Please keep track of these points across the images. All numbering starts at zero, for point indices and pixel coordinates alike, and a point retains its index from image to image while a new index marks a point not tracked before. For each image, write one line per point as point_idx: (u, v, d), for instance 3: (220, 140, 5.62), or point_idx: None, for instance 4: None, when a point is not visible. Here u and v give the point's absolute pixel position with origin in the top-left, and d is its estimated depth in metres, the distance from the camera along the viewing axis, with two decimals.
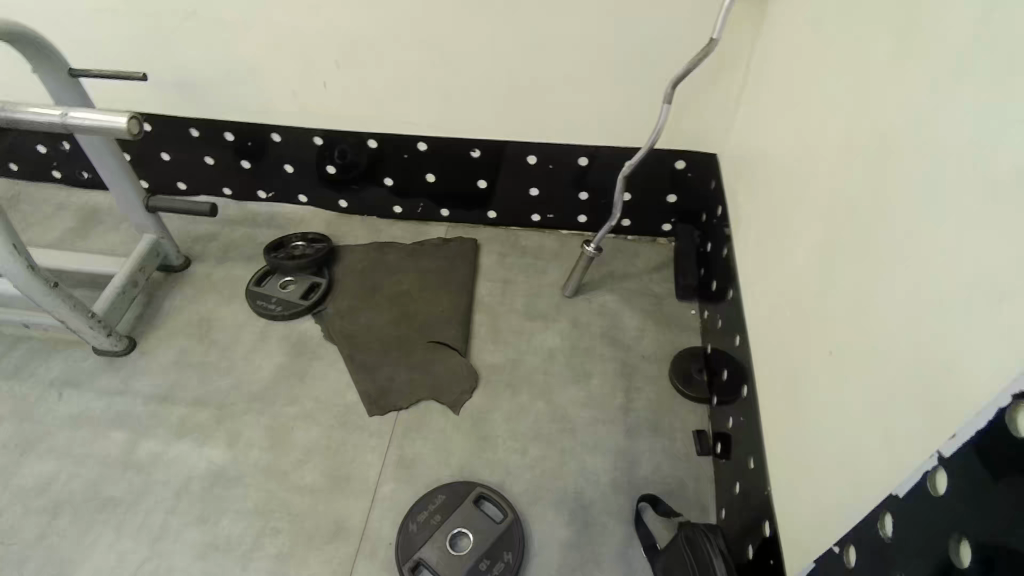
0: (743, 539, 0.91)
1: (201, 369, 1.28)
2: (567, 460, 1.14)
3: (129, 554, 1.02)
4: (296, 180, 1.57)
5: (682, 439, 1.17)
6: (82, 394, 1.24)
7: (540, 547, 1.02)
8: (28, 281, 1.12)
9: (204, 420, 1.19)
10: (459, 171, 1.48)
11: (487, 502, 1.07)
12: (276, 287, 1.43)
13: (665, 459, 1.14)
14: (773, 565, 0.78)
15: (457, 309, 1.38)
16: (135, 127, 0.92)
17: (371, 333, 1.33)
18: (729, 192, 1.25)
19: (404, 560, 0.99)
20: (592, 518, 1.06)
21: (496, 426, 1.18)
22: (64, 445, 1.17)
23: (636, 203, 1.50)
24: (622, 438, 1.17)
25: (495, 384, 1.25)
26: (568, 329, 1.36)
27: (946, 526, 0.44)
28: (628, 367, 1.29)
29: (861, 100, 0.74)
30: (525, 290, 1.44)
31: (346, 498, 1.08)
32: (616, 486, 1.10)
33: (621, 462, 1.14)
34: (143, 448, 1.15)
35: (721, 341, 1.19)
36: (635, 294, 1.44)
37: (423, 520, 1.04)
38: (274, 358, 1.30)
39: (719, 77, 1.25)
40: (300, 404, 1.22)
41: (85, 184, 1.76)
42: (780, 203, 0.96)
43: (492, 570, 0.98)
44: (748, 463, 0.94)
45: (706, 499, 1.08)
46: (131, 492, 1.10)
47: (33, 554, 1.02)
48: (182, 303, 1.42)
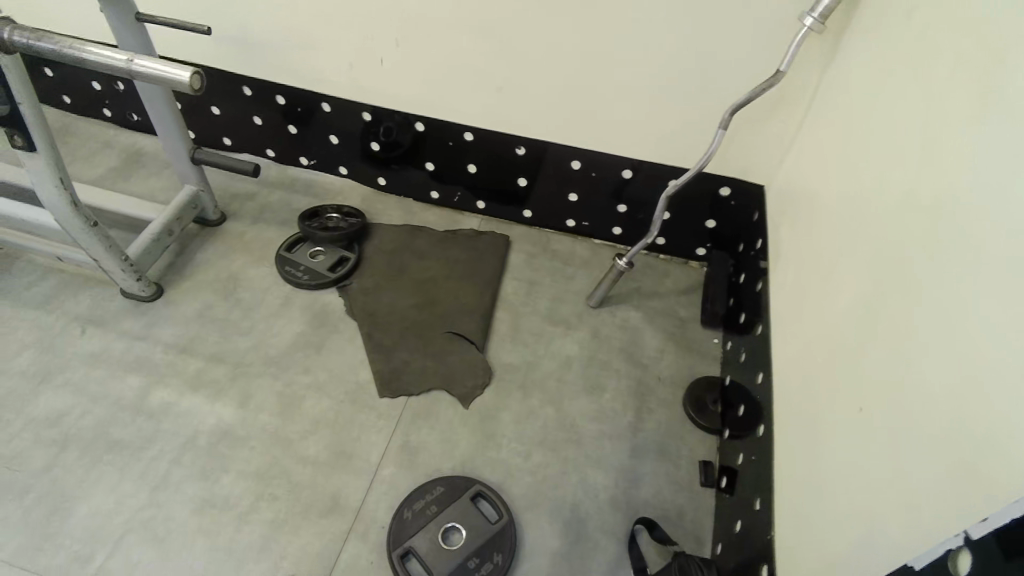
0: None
1: (222, 326, 1.30)
2: (569, 470, 1.13)
3: (129, 498, 1.04)
4: (339, 151, 1.58)
5: (687, 467, 1.16)
6: (105, 334, 1.27)
7: (531, 553, 1.02)
8: (69, 217, 1.14)
9: (219, 376, 1.21)
10: (501, 166, 1.47)
11: (484, 500, 1.07)
12: (306, 256, 1.44)
13: (667, 484, 1.13)
14: None
15: (480, 303, 1.38)
16: (196, 81, 0.93)
17: (392, 314, 1.34)
18: (772, 225, 1.23)
19: (395, 546, 1.00)
20: (587, 532, 1.05)
21: (503, 425, 1.18)
22: (81, 380, 1.19)
23: (674, 223, 1.48)
24: (628, 456, 1.16)
25: (508, 383, 1.25)
26: (587, 339, 1.35)
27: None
28: (643, 386, 1.28)
29: (925, 155, 0.72)
30: (550, 294, 1.43)
31: (346, 474, 1.09)
32: (615, 503, 1.09)
33: (623, 480, 1.13)
34: (156, 396, 1.17)
35: (742, 375, 1.17)
36: (659, 313, 1.42)
37: (419, 508, 1.04)
38: (294, 326, 1.31)
39: (778, 108, 1.22)
40: (313, 374, 1.23)
41: (133, 126, 1.78)
42: (824, 246, 0.94)
43: (480, 569, 0.98)
44: (754, 503, 0.93)
45: (704, 531, 1.07)
46: (139, 437, 1.11)
47: (38, 484, 1.04)
48: (213, 258, 1.43)
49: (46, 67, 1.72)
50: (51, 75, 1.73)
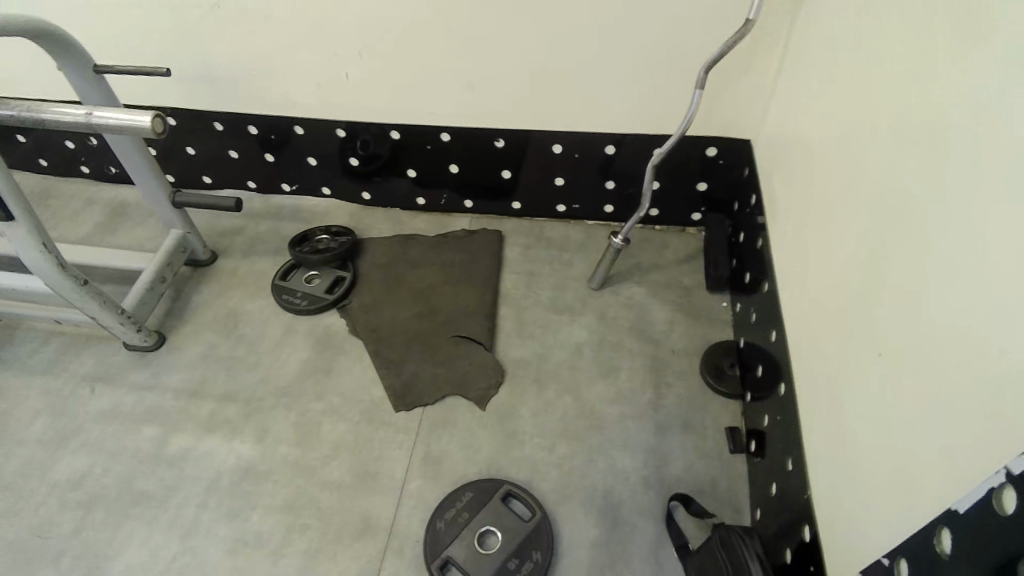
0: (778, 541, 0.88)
1: (229, 364, 1.29)
2: (596, 457, 1.11)
3: (162, 549, 1.03)
4: (320, 172, 1.56)
5: (714, 437, 1.14)
6: (114, 390, 1.26)
7: (570, 546, 1.00)
8: (58, 280, 1.13)
9: (233, 415, 1.20)
10: (483, 162, 1.45)
11: (515, 500, 1.05)
12: (302, 282, 1.42)
13: (697, 456, 1.12)
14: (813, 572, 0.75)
15: (483, 303, 1.36)
16: (159, 125, 0.91)
17: (395, 327, 1.32)
18: (765, 181, 1.20)
19: (432, 558, 0.98)
20: (623, 517, 1.04)
21: (523, 421, 1.16)
22: (97, 439, 1.18)
23: (665, 193, 1.45)
24: (653, 434, 1.15)
25: (521, 379, 1.23)
26: (595, 322, 1.33)
27: (990, 529, 0.41)
28: (658, 361, 1.26)
29: (912, 86, 0.69)
30: (551, 283, 1.41)
31: (373, 493, 1.07)
32: (647, 483, 1.08)
33: (652, 459, 1.11)
34: (173, 444, 1.16)
35: (756, 335, 1.15)
36: (664, 286, 1.40)
37: (451, 517, 1.03)
38: (299, 354, 1.30)
39: (753, 62, 1.20)
40: (326, 399, 1.22)
41: (113, 178, 1.77)
42: (820, 193, 0.91)
43: (521, 570, 0.97)
44: (786, 464, 0.91)
45: (740, 499, 1.05)
46: (163, 487, 1.11)
47: (69, 547, 1.04)
48: (209, 298, 1.42)
49: (18, 133, 1.71)
50: (24, 141, 1.72)
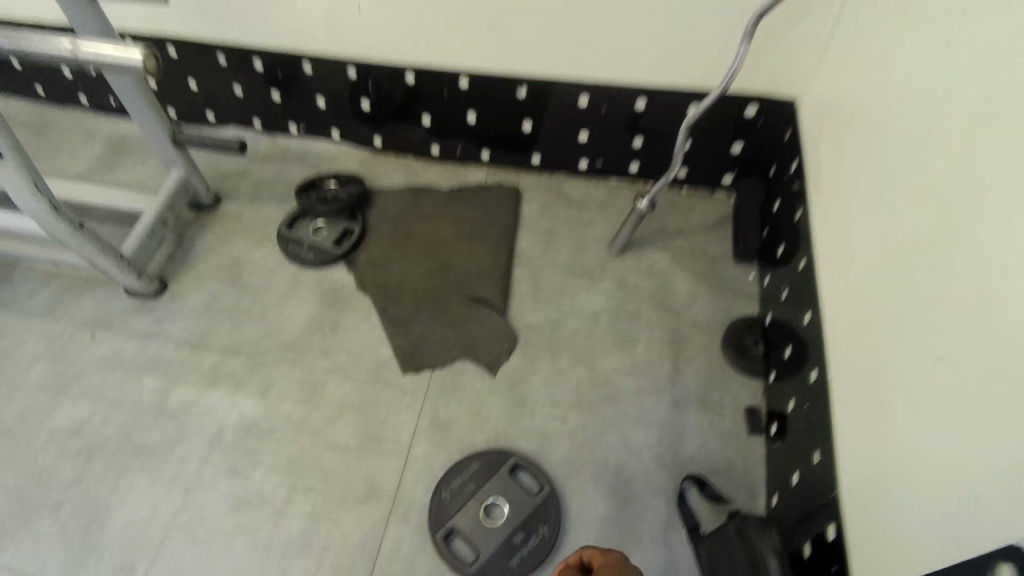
0: (796, 532, 0.85)
1: (233, 316, 1.24)
2: (609, 430, 1.07)
3: (163, 503, 1.01)
4: (329, 114, 1.47)
5: (732, 416, 1.10)
6: (114, 337, 1.22)
7: (578, 521, 0.97)
8: (52, 222, 1.08)
9: (236, 368, 1.17)
10: (503, 110, 1.36)
11: (523, 472, 1.01)
12: (309, 232, 1.36)
13: (712, 433, 1.08)
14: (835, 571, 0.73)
15: (496, 263, 1.29)
16: (152, 61, 0.83)
17: (405, 285, 1.27)
18: (808, 146, 1.11)
19: (437, 528, 0.96)
20: (633, 494, 1.00)
21: (534, 390, 1.12)
22: (98, 387, 1.15)
23: (696, 152, 1.36)
24: (668, 410, 1.10)
25: (534, 345, 1.18)
26: (614, 289, 1.27)
27: None
28: (678, 334, 1.20)
29: (1007, 51, 0.60)
30: (570, 245, 1.34)
31: (378, 457, 1.04)
32: (660, 461, 1.04)
33: (666, 436, 1.07)
34: (175, 396, 1.13)
35: (785, 312, 1.09)
36: (689, 253, 1.33)
37: (457, 487, 1.00)
38: (305, 308, 1.25)
39: (808, 11, 1.08)
40: (332, 357, 1.17)
41: (113, 111, 1.68)
42: (876, 166, 0.83)
43: (526, 544, 0.94)
44: (812, 455, 0.86)
45: (757, 482, 1.02)
46: (164, 440, 1.08)
47: (69, 497, 1.02)
48: (212, 245, 1.36)
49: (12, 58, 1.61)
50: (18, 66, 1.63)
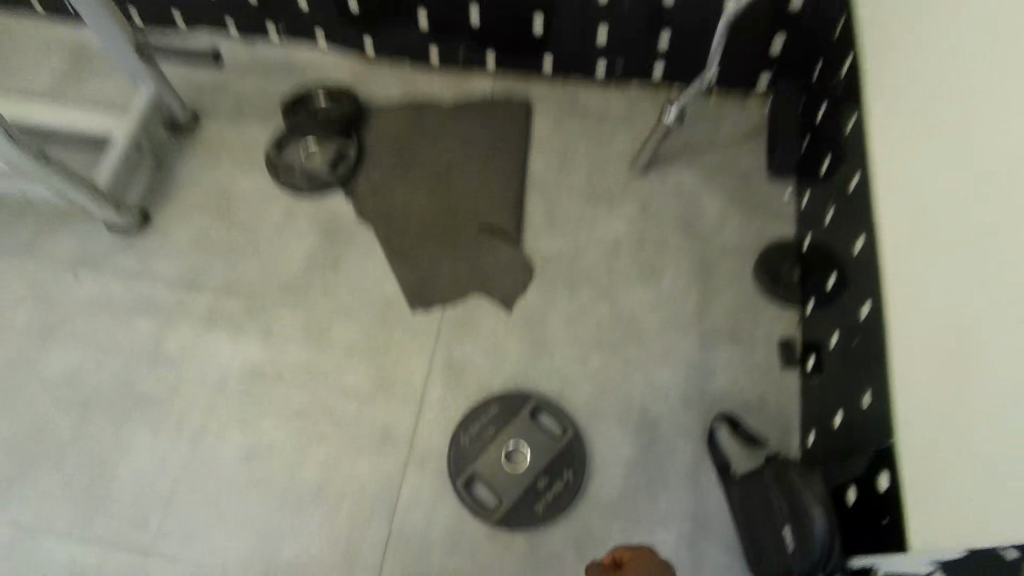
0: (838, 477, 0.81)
1: (224, 252, 1.15)
2: (634, 369, 1.01)
3: (170, 454, 0.97)
4: (311, 14, 1.28)
5: (764, 350, 1.03)
6: (99, 277, 1.13)
7: (603, 464, 0.93)
8: (11, 152, 0.95)
9: (234, 310, 1.09)
10: (510, 5, 1.18)
11: (545, 415, 0.96)
12: (300, 155, 1.23)
13: (743, 369, 1.02)
14: (886, 525, 0.70)
15: (508, 187, 1.18)
16: None
17: (410, 212, 1.16)
18: (864, 33, 0.94)
19: (457, 474, 0.92)
20: (660, 435, 0.96)
21: (554, 327, 1.05)
22: (87, 332, 1.08)
23: (730, 51, 1.20)
24: (696, 345, 1.04)
25: (552, 278, 1.09)
26: (637, 214, 1.16)
27: None
28: (707, 262, 1.11)
29: None
30: (588, 164, 1.22)
31: (391, 402, 0.99)
32: (688, 400, 0.99)
33: (694, 373, 1.01)
34: (172, 341, 1.07)
35: (826, 239, 0.99)
36: (718, 171, 1.21)
37: (477, 432, 0.95)
38: (302, 242, 1.15)
39: None
40: (335, 295, 1.09)
41: (67, 15, 1.48)
42: (969, 63, 0.67)
43: (550, 489, 0.90)
44: (863, 398, 0.79)
45: (791, 420, 0.97)
46: (165, 389, 1.03)
47: (72, 450, 0.98)
48: (194, 171, 1.24)
49: None
50: None
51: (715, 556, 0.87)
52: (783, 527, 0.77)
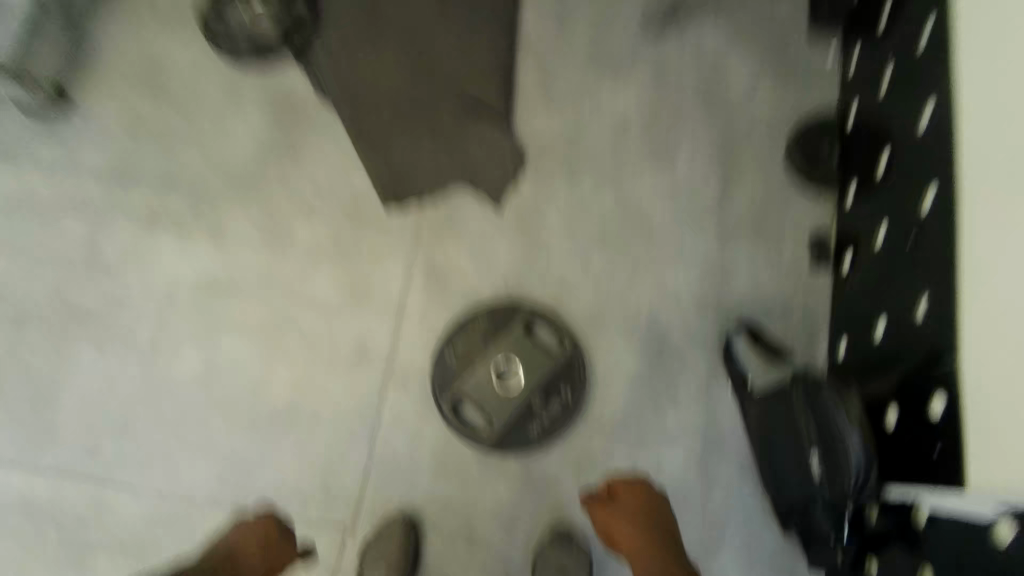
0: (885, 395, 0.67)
1: (158, 138, 0.96)
2: (642, 271, 0.88)
3: (120, 375, 0.87)
4: None
5: (793, 247, 0.89)
6: (11, 169, 0.95)
7: (606, 380, 0.83)
8: None
9: (177, 209, 0.93)
10: None
11: (540, 327, 0.85)
12: (240, 13, 0.98)
13: (766, 269, 0.88)
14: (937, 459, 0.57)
15: (495, 45, 0.95)
16: None
17: (372, 84, 0.92)
18: None
19: (444, 395, 0.82)
20: (670, 347, 0.84)
21: (551, 224, 0.90)
22: (9, 237, 0.93)
23: None
24: (715, 242, 0.89)
25: (547, 165, 0.93)
26: (650, 82, 0.95)
27: None
28: (732, 141, 0.93)
29: None
30: (591, 18, 0.99)
31: (365, 313, 0.88)
32: (702, 305, 0.86)
33: (711, 274, 0.88)
34: (108, 247, 0.92)
35: (874, 108, 0.78)
36: (753, 24, 0.97)
37: (464, 348, 0.84)
38: (249, 124, 0.96)
39: None
40: (294, 190, 0.94)
41: None
42: None
43: (547, 410, 0.81)
44: (919, 302, 0.63)
45: (819, 325, 0.86)
46: (107, 302, 0.90)
47: (9, 372, 0.87)
48: (105, 28, 1.00)
49: None
50: None
51: (729, 474, 0.79)
52: (810, 450, 0.67)
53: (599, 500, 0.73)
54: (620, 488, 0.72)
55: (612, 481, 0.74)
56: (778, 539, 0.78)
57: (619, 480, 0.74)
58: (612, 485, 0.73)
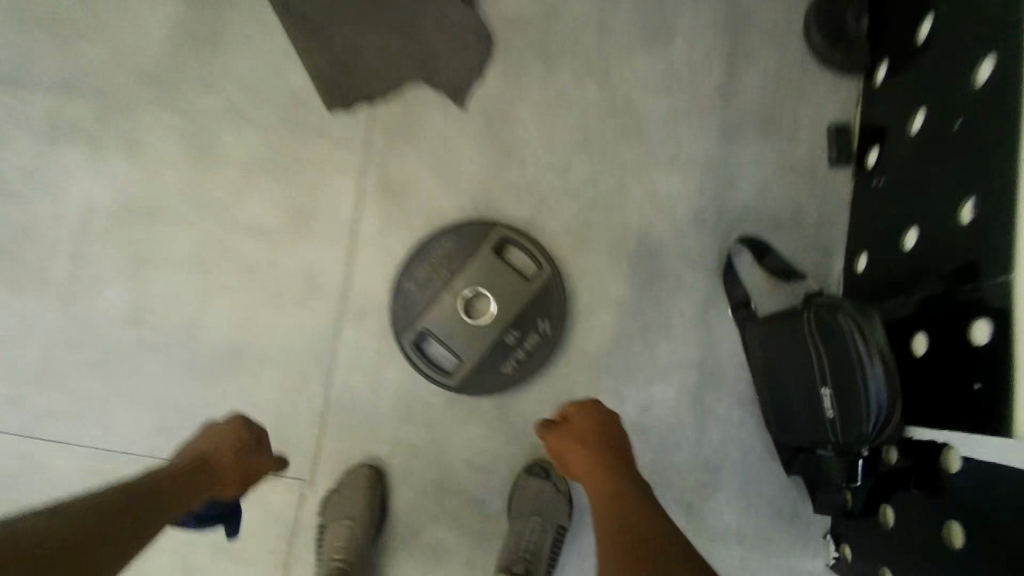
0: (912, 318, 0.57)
1: (47, 28, 0.79)
2: (631, 182, 0.75)
3: (37, 317, 0.76)
4: None
5: (810, 144, 0.75)
6: None
7: (589, 310, 0.72)
8: None
9: (81, 118, 0.78)
10: None
11: (513, 250, 0.73)
12: None
13: (777, 174, 0.74)
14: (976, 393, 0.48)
15: None
16: None
17: None
18: None
19: (405, 331, 0.72)
20: (663, 269, 0.73)
21: (524, 129, 0.76)
22: None
23: None
24: (718, 142, 0.75)
25: (519, 52, 0.77)
26: None
27: None
28: (743, 15, 0.76)
29: None
30: None
31: (312, 239, 0.76)
32: (702, 219, 0.74)
33: (714, 181, 0.74)
34: (5, 166, 0.78)
35: None
36: None
37: (425, 276, 0.73)
38: (157, 9, 0.79)
39: None
40: (219, 92, 0.78)
41: None
42: None
43: (522, 345, 0.70)
44: (965, 207, 0.52)
45: (837, 239, 0.73)
46: (12, 231, 0.77)
47: None
48: None
49: None
50: None
51: (725, 411, 0.70)
52: (821, 388, 0.58)
53: (551, 428, 0.63)
54: (574, 414, 0.62)
55: (566, 408, 0.64)
56: (771, 487, 0.69)
57: (573, 406, 0.64)
58: (566, 413, 0.63)
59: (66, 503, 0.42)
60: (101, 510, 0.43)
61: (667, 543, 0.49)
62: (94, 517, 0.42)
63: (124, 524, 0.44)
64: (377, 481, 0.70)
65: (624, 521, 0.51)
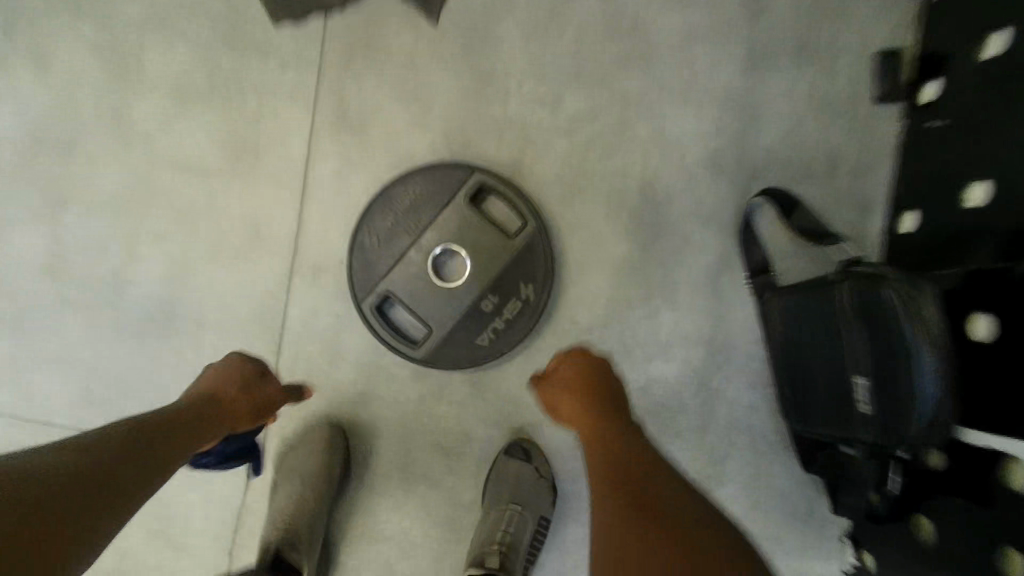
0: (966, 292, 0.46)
1: None
2: (635, 120, 0.63)
3: None
4: None
5: (856, 76, 0.61)
6: None
7: (581, 272, 0.62)
8: None
9: None
10: None
11: (493, 199, 0.63)
12: None
13: (810, 113, 0.62)
14: None
15: None
16: None
17: None
18: None
19: (364, 292, 0.61)
20: (670, 224, 0.62)
21: (509, 53, 0.63)
22: None
23: None
24: (743, 71, 0.62)
25: None
26: None
27: None
28: None
29: None
30: None
31: (258, 181, 0.64)
32: (718, 165, 0.62)
33: (735, 119, 0.62)
34: None
35: None
36: None
37: (389, 227, 0.62)
38: None
39: None
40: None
41: None
42: None
43: (500, 312, 0.61)
44: None
45: (879, 194, 0.61)
46: None
47: None
48: None
49: None
50: None
51: (734, 393, 0.61)
52: (855, 378, 0.48)
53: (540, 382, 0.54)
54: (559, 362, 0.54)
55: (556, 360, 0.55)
56: (782, 482, 0.61)
57: (564, 358, 0.54)
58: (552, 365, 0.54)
59: (20, 461, 0.33)
60: (71, 469, 0.34)
61: (675, 516, 0.40)
62: (57, 480, 0.33)
63: (102, 486, 0.35)
64: (338, 442, 0.60)
65: (615, 479, 0.43)
